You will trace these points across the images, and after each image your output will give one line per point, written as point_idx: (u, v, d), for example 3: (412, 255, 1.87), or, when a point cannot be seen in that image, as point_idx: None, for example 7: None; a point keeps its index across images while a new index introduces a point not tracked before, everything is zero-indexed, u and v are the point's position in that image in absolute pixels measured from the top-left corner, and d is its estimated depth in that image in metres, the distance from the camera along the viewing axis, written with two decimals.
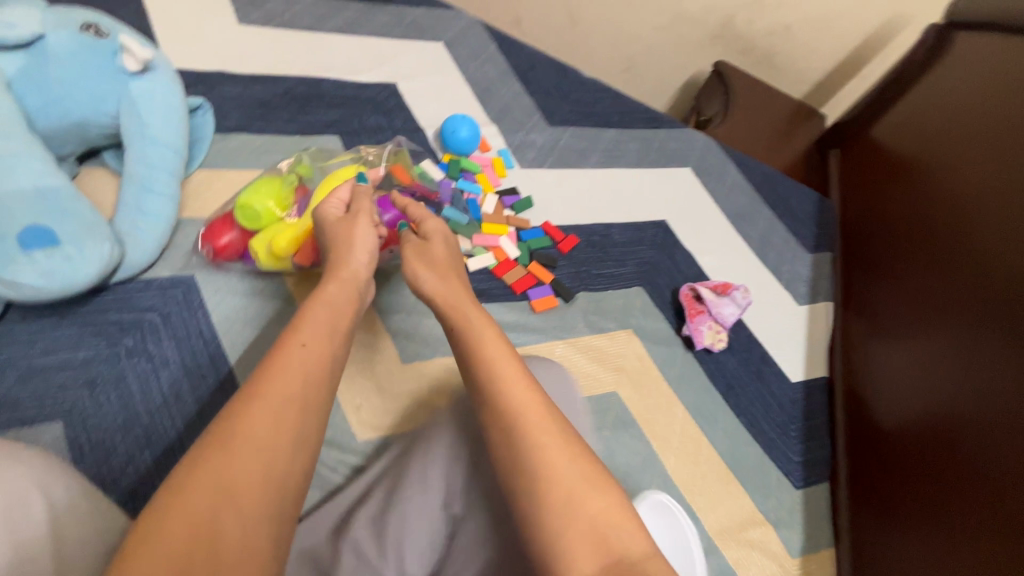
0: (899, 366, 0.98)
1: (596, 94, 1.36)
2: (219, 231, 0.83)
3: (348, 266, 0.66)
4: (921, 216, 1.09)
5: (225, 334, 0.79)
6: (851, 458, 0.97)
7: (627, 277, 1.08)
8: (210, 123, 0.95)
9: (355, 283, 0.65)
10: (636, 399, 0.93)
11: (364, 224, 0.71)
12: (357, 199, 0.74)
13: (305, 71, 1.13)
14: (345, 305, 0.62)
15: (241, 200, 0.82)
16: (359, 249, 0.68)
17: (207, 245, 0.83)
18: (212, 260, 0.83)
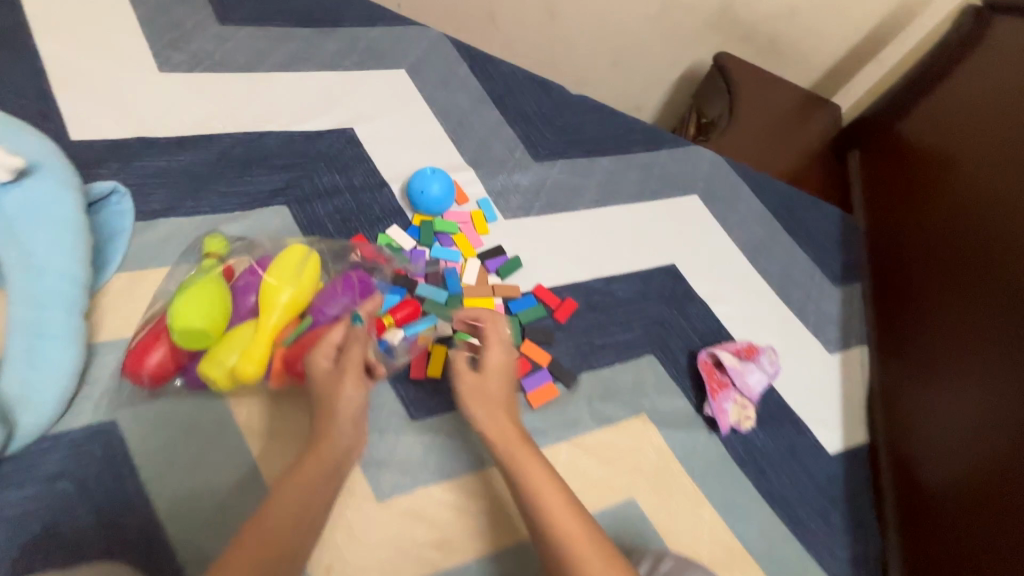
0: (950, 422, 0.87)
1: (586, 114, 1.18)
2: (150, 353, 0.66)
3: (329, 438, 0.61)
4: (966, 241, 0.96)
5: (158, 491, 0.65)
6: (902, 531, 0.86)
7: (636, 345, 0.93)
8: (128, 214, 0.81)
9: (336, 456, 0.60)
10: (656, 504, 0.80)
11: (353, 381, 0.64)
12: (349, 347, 0.66)
13: (241, 125, 0.95)
14: (323, 486, 0.58)
15: (176, 324, 0.66)
16: (342, 419, 0.62)
17: (135, 373, 0.67)
18: (146, 389, 0.68)
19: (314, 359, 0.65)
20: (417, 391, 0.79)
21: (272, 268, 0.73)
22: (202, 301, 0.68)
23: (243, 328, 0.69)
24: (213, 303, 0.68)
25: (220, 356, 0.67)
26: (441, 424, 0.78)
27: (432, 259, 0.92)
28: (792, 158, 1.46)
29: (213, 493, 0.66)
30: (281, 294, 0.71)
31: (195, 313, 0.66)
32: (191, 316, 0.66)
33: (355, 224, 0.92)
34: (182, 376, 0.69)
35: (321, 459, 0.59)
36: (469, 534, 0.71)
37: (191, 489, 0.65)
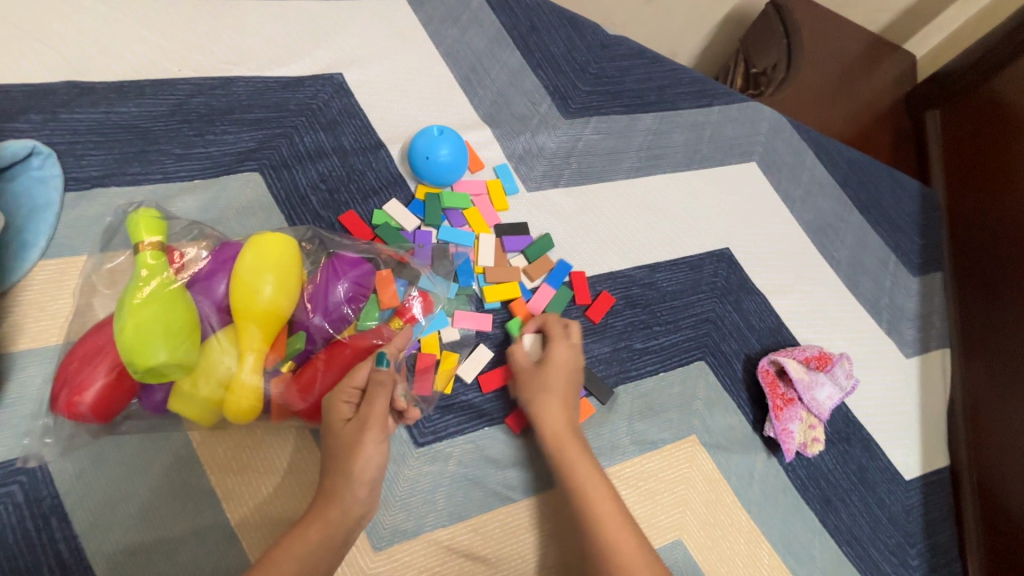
0: None
1: (626, 58, 0.95)
2: (92, 387, 0.50)
3: (341, 503, 0.53)
4: None
5: (96, 547, 0.52)
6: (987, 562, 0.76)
7: (683, 349, 0.78)
8: (55, 183, 0.64)
9: (345, 525, 0.52)
10: (706, 544, 0.68)
11: (374, 437, 0.55)
12: (373, 394, 0.56)
13: (202, 69, 0.76)
14: (328, 555, 0.51)
15: (130, 348, 0.50)
16: (357, 481, 0.53)
17: (70, 410, 0.51)
18: (89, 424, 0.52)
19: (334, 405, 0.56)
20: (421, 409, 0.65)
21: (245, 265, 0.56)
22: (158, 320, 0.51)
23: (217, 350, 0.54)
24: (173, 321, 0.52)
25: (197, 391, 0.53)
26: (454, 450, 0.65)
27: (439, 243, 0.75)
28: (860, 119, 1.18)
29: (171, 546, 0.53)
30: (268, 302, 0.55)
31: (153, 341, 0.50)
32: (148, 346, 0.50)
33: (344, 197, 0.75)
34: (137, 404, 0.53)
35: (328, 529, 0.51)
36: None
37: (144, 542, 0.53)
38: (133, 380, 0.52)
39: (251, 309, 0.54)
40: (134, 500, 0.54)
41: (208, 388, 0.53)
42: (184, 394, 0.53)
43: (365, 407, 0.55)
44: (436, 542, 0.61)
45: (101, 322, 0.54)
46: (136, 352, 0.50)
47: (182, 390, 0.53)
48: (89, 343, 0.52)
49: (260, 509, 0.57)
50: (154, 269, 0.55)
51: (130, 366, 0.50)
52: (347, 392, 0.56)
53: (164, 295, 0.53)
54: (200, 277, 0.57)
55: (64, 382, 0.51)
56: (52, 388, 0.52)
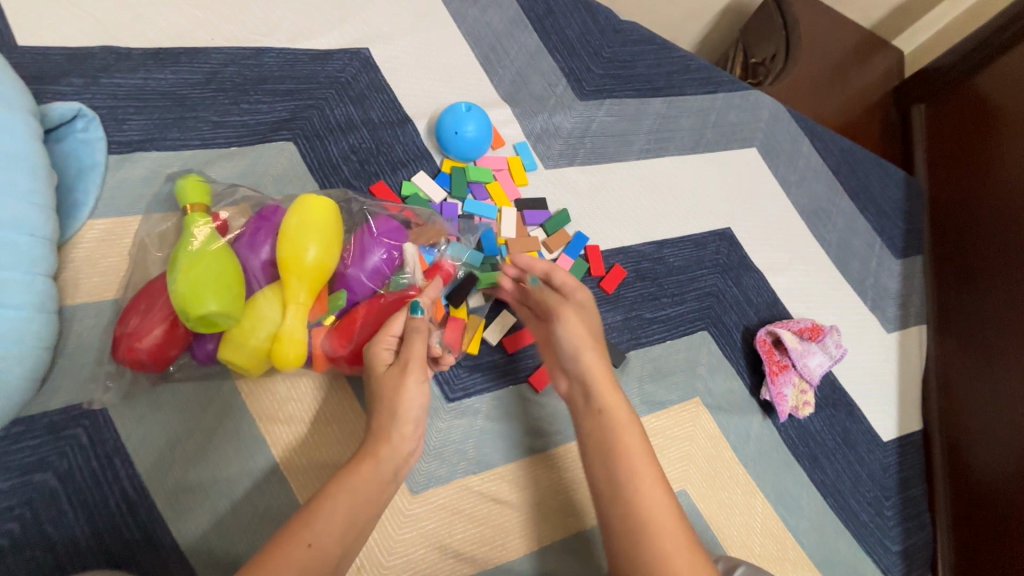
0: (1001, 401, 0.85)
1: (637, 44, 0.99)
2: (150, 335, 0.54)
3: (390, 442, 0.56)
4: None
5: (158, 485, 0.56)
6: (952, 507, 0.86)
7: (688, 320, 0.84)
8: (99, 144, 0.66)
9: (392, 463, 0.56)
10: (708, 494, 0.75)
11: (415, 378, 0.58)
12: (410, 337, 0.59)
13: (235, 39, 0.78)
14: (377, 488, 0.54)
15: (185, 299, 0.53)
16: (404, 420, 0.57)
17: (132, 358, 0.54)
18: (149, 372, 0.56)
19: (375, 352, 0.59)
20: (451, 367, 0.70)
21: (288, 224, 0.60)
22: (210, 272, 0.55)
23: (265, 302, 0.57)
24: (223, 274, 0.55)
25: (247, 339, 0.56)
26: (481, 406, 0.70)
27: (465, 215, 0.79)
28: (852, 110, 1.25)
29: (226, 485, 0.58)
30: (309, 257, 0.58)
31: (207, 290, 0.53)
32: (202, 294, 0.53)
33: (373, 169, 0.78)
34: (192, 355, 0.57)
35: (380, 465, 0.55)
36: (513, 528, 0.66)
37: (200, 481, 0.57)
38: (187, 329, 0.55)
39: (295, 263, 0.58)
40: (191, 444, 0.58)
41: (257, 336, 0.56)
42: (234, 343, 0.56)
43: (405, 350, 0.58)
44: (461, 482, 0.66)
45: (155, 278, 0.58)
46: (190, 303, 0.53)
47: (233, 339, 0.56)
48: (146, 297, 0.56)
49: (305, 451, 0.61)
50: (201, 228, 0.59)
51: (186, 317, 0.54)
52: (386, 339, 0.59)
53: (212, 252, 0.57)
54: (245, 236, 0.60)
55: (124, 332, 0.55)
56: (114, 340, 0.56)
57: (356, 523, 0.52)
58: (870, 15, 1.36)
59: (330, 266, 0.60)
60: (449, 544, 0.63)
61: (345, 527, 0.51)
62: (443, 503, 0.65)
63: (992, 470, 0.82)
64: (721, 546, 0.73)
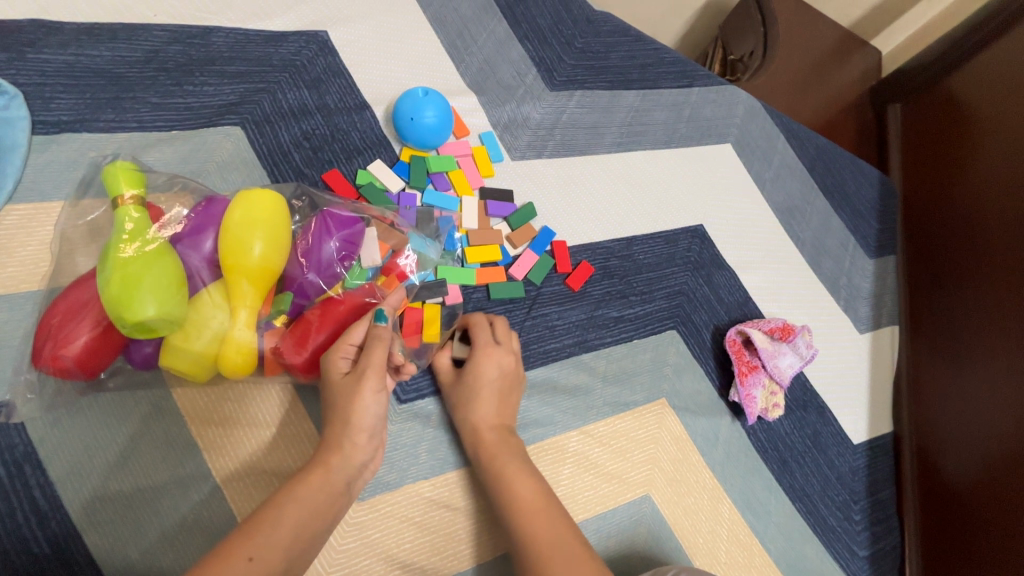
0: (967, 401, 0.84)
1: (611, 34, 0.96)
2: (78, 341, 0.49)
3: (342, 452, 0.54)
4: (1007, 214, 0.86)
5: (74, 493, 0.51)
6: (921, 507, 0.85)
7: (657, 319, 0.81)
8: (22, 119, 0.61)
9: (345, 474, 0.53)
10: (673, 500, 0.72)
11: (373, 386, 0.55)
12: (370, 346, 0.57)
13: (179, 16, 0.73)
14: (327, 501, 0.51)
15: (118, 304, 0.49)
16: (358, 429, 0.55)
17: (57, 367, 0.49)
18: (78, 380, 0.51)
19: (332, 361, 0.56)
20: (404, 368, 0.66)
21: (232, 221, 0.55)
22: (146, 274, 0.50)
23: (209, 305, 0.53)
24: (163, 276, 0.51)
25: (190, 346, 0.52)
26: (435, 408, 0.66)
27: (424, 207, 0.75)
28: (829, 109, 1.23)
29: (150, 495, 0.53)
30: (257, 257, 0.54)
31: (143, 294, 0.49)
32: (137, 298, 0.49)
33: (328, 157, 0.74)
34: (128, 360, 0.53)
35: (330, 475, 0.52)
36: (466, 537, 0.63)
37: (121, 491, 0.53)
38: (121, 334, 0.51)
39: (242, 263, 0.54)
40: (113, 449, 0.53)
41: (201, 343, 0.52)
42: (176, 350, 0.52)
43: (363, 359, 0.56)
44: (412, 488, 0.63)
45: (83, 277, 0.53)
46: (124, 308, 0.49)
47: (173, 346, 0.52)
48: (74, 298, 0.51)
49: (247, 464, 0.57)
50: (136, 223, 0.54)
51: (118, 323, 0.49)
52: (344, 348, 0.57)
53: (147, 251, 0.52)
54: (186, 233, 0.56)
55: (47, 336, 0.50)
56: (37, 345, 0.51)
57: (304, 537, 0.48)
58: (849, 14, 1.34)
59: (280, 266, 0.57)
60: (397, 554, 0.60)
61: (293, 540, 0.46)
62: (392, 512, 0.61)
63: (960, 470, 0.82)
64: (686, 554, 0.71)
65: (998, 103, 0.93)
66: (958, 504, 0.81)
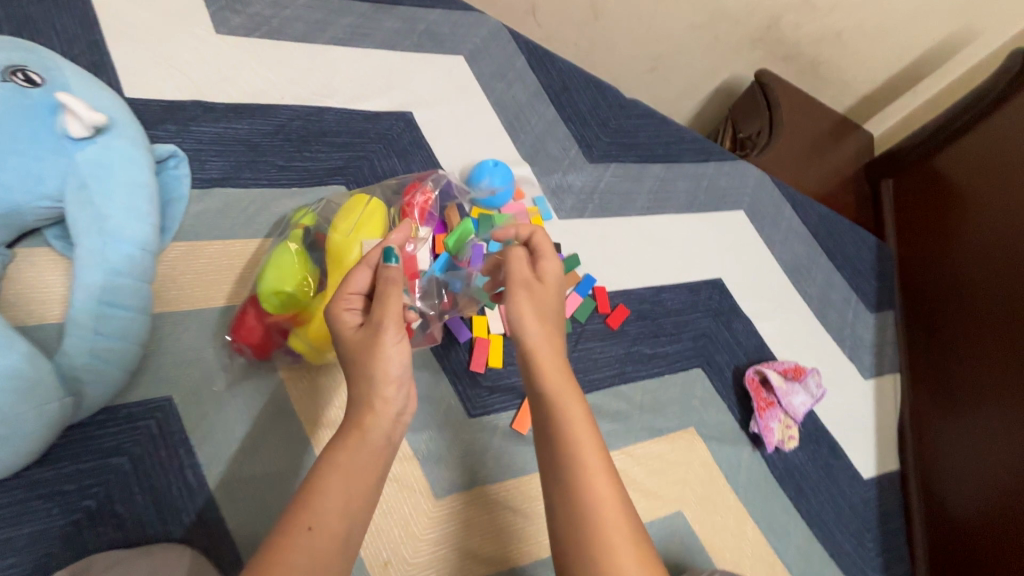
0: (969, 445, 0.93)
1: (640, 118, 1.14)
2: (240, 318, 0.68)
3: (375, 409, 0.56)
4: (992, 281, 0.99)
5: (215, 474, 0.62)
6: (933, 544, 0.92)
7: (684, 356, 0.93)
8: (187, 178, 0.76)
9: (383, 429, 0.56)
10: (702, 518, 0.81)
11: (392, 338, 0.58)
12: (381, 294, 0.60)
13: (301, 98, 0.92)
14: (370, 466, 0.54)
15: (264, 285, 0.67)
16: (387, 383, 0.57)
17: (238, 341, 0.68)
18: (250, 358, 0.68)
19: (338, 315, 0.60)
20: (473, 387, 0.79)
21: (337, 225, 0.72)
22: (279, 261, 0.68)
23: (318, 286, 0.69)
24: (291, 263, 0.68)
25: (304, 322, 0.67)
26: (499, 422, 0.78)
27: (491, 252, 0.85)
28: (828, 182, 1.40)
29: (275, 480, 0.64)
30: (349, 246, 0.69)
31: (273, 274, 0.67)
32: (269, 277, 0.67)
33: None
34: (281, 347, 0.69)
35: (366, 434, 0.55)
36: (524, 536, 0.74)
37: (250, 475, 0.63)
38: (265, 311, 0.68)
39: (339, 253, 0.69)
40: (247, 439, 0.65)
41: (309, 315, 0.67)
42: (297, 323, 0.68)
43: (376, 311, 0.59)
44: (478, 490, 0.74)
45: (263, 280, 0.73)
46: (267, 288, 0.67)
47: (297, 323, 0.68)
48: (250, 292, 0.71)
49: None
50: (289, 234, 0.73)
51: (266, 302, 0.67)
52: (350, 298, 0.61)
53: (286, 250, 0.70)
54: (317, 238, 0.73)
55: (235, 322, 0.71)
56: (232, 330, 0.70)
57: (355, 495, 0.52)
58: (842, 102, 1.55)
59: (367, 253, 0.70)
60: (467, 546, 0.71)
61: (347, 502, 0.51)
62: (462, 509, 0.72)
63: (967, 510, 0.90)
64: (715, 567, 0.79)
65: (976, 182, 1.08)
66: (967, 541, 0.88)
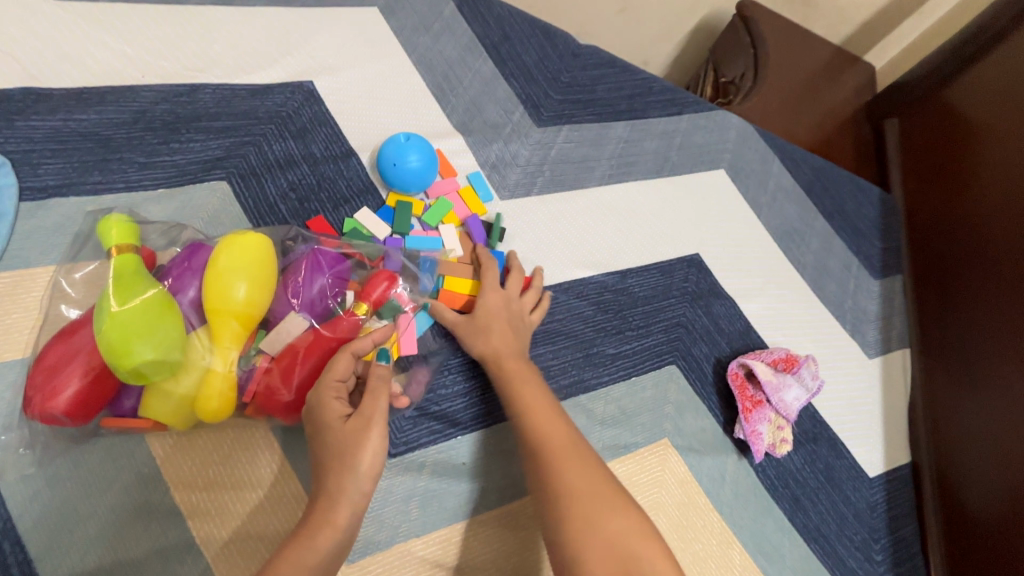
0: (994, 428, 0.79)
1: (598, 68, 0.95)
2: (69, 390, 0.50)
3: (348, 502, 0.53)
4: (1022, 236, 0.82)
5: (52, 571, 0.50)
6: (948, 544, 0.80)
7: (656, 353, 0.79)
8: (10, 188, 0.63)
9: (352, 524, 0.53)
10: (679, 547, 0.69)
11: (379, 431, 0.56)
12: (371, 389, 0.57)
13: (168, 76, 0.75)
14: (330, 557, 0.51)
15: (115, 351, 0.50)
16: (363, 477, 0.54)
17: (58, 415, 0.50)
18: (70, 428, 0.51)
19: (324, 404, 0.55)
20: (394, 418, 0.65)
21: (220, 264, 0.56)
22: (139, 314, 0.51)
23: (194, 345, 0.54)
24: (159, 316, 0.52)
25: (173, 391, 0.52)
26: (427, 459, 0.65)
27: (408, 248, 0.75)
28: (825, 128, 1.22)
29: (134, 567, 0.52)
30: (235, 297, 0.55)
31: (139, 336, 0.50)
32: (136, 340, 0.50)
33: (315, 207, 0.75)
34: (118, 413, 0.53)
35: (337, 528, 0.52)
36: None
37: (104, 563, 0.51)
38: (112, 380, 0.51)
39: (226, 302, 0.54)
40: (94, 520, 0.52)
41: (185, 383, 0.53)
42: (161, 392, 0.52)
43: (366, 405, 0.56)
44: (400, 547, 0.61)
45: (75, 321, 0.53)
46: (121, 354, 0.50)
47: (159, 392, 0.52)
48: (63, 345, 0.51)
49: (238, 524, 0.56)
50: (131, 266, 0.54)
51: (116, 369, 0.50)
52: (334, 387, 0.56)
53: (135, 297, 0.52)
54: (174, 273, 0.57)
55: (37, 387, 0.51)
56: (29, 394, 0.50)
57: None
58: (840, 30, 1.34)
59: (267, 301, 0.57)
60: None
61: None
62: (381, 573, 0.59)
63: (988, 503, 0.77)
64: None
65: (999, 115, 0.90)
66: (988, 541, 0.76)
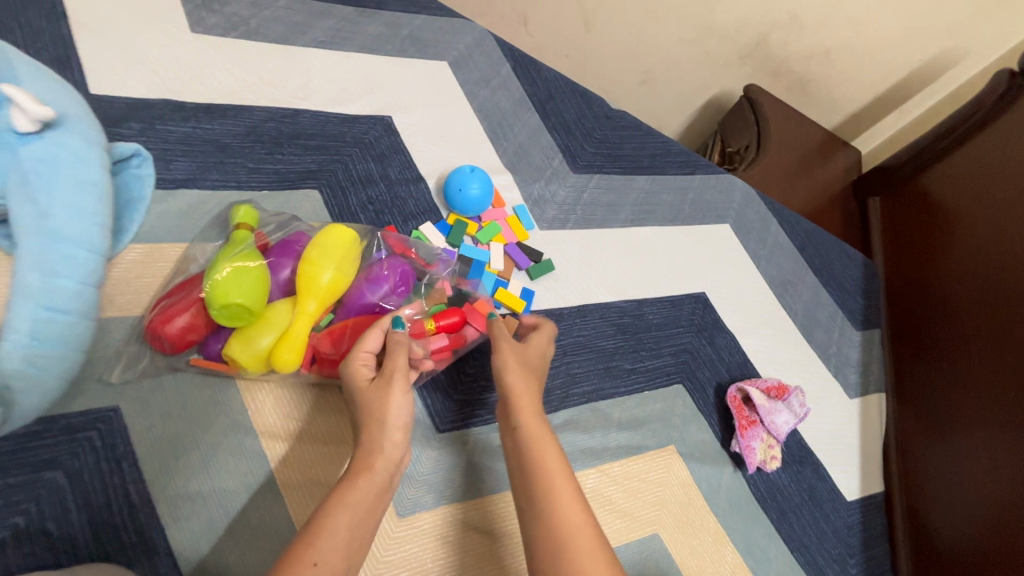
0: (953, 467, 0.91)
1: (626, 129, 1.12)
2: (177, 320, 0.61)
3: (382, 454, 0.55)
4: (976, 305, 0.97)
5: (159, 491, 0.59)
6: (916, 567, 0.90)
7: (665, 372, 0.91)
8: (148, 179, 0.73)
9: (388, 473, 0.56)
10: (679, 540, 0.78)
11: (400, 389, 0.58)
12: (392, 351, 0.61)
13: (276, 101, 0.90)
14: (374, 507, 0.54)
15: (215, 296, 0.61)
16: (393, 428, 0.57)
17: (162, 338, 0.61)
18: (166, 352, 0.62)
19: (353, 370, 0.60)
20: (443, 401, 0.76)
21: (312, 249, 0.68)
22: (243, 272, 0.63)
23: (278, 307, 0.65)
24: (257, 277, 0.64)
25: (252, 340, 0.63)
26: (469, 437, 0.75)
27: (461, 259, 0.88)
28: (817, 199, 1.39)
29: (225, 496, 0.61)
30: (319, 275, 0.66)
31: (236, 288, 0.61)
32: (232, 290, 0.61)
33: (386, 219, 0.88)
34: (205, 352, 0.64)
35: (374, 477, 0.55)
36: (495, 558, 0.70)
37: (201, 491, 0.60)
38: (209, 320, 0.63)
39: (312, 279, 0.66)
40: (196, 452, 0.62)
41: (263, 336, 0.63)
42: (242, 338, 0.63)
43: (388, 364, 0.60)
44: (442, 508, 0.70)
45: (195, 275, 0.66)
46: (219, 298, 0.61)
47: (241, 337, 0.63)
48: (184, 288, 0.64)
49: (306, 471, 0.65)
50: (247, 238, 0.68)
51: (212, 310, 0.61)
52: (363, 356, 0.62)
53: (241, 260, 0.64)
54: (274, 250, 0.69)
55: (156, 315, 0.63)
56: (150, 318, 0.63)
57: (355, 539, 0.51)
58: (833, 118, 1.54)
59: (343, 285, 0.68)
60: (430, 568, 0.67)
61: (347, 542, 0.50)
62: (426, 530, 0.68)
63: (947, 530, 0.89)
64: None
65: (963, 203, 1.06)
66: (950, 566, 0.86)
